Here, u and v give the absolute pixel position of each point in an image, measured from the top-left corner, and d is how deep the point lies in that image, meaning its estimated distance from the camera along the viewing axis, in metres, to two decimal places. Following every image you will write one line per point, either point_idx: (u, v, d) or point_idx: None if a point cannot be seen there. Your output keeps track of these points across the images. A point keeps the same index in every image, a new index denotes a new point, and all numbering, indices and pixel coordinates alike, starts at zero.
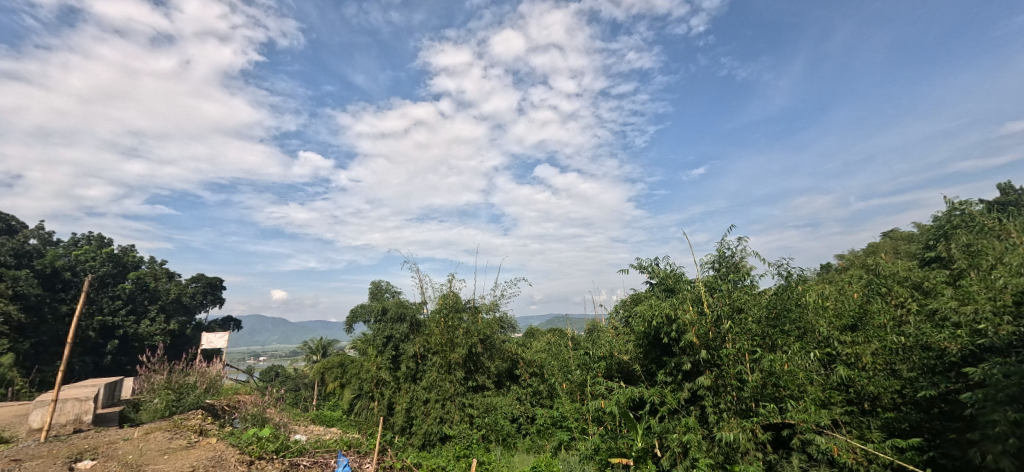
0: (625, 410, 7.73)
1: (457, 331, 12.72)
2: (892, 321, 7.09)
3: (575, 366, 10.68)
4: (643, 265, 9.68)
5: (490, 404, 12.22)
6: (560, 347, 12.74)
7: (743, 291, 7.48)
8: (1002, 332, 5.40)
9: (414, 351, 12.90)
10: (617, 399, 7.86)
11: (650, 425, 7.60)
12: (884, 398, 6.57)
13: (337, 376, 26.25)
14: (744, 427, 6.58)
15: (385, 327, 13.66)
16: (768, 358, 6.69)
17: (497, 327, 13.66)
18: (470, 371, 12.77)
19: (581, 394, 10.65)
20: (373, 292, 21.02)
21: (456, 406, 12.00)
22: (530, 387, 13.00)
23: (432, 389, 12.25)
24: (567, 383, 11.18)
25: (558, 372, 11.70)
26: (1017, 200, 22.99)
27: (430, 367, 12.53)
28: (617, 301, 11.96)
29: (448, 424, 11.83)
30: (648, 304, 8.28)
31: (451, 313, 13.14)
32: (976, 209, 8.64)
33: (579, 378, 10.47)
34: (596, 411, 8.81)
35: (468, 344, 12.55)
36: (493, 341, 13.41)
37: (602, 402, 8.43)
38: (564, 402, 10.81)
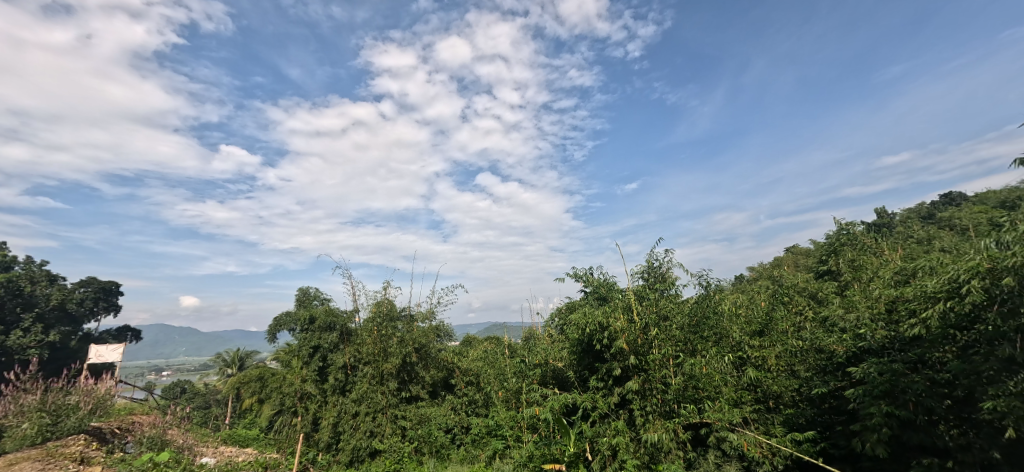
0: (558, 416, 7.99)
1: (391, 340, 12.47)
2: (792, 327, 8.17)
3: (512, 374, 10.82)
4: (578, 274, 10.09)
5: (424, 415, 12.01)
6: (496, 354, 12.88)
7: (669, 300, 8.07)
8: (877, 335, 6.23)
9: (344, 361, 12.51)
10: (552, 405, 8.10)
11: (582, 431, 7.84)
12: (786, 396, 7.44)
13: (256, 391, 24.51)
14: (667, 427, 7.05)
15: (312, 336, 13.26)
16: (689, 362, 7.26)
17: (433, 335, 13.51)
18: (403, 382, 12.53)
19: (516, 402, 10.79)
20: (300, 299, 19.95)
21: (388, 419, 11.72)
22: (465, 396, 12.85)
23: (362, 401, 11.87)
24: (502, 391, 11.32)
25: (494, 380, 11.84)
26: (891, 222, 26.61)
27: (360, 379, 12.15)
28: (552, 310, 12.33)
29: (378, 438, 11.51)
30: (581, 312, 8.60)
31: (385, 322, 12.82)
32: (858, 230, 9.95)
33: (514, 385, 10.63)
34: (530, 418, 9.01)
35: (402, 353, 12.32)
36: (428, 350, 13.20)
37: (537, 409, 8.66)
38: (500, 410, 10.89)
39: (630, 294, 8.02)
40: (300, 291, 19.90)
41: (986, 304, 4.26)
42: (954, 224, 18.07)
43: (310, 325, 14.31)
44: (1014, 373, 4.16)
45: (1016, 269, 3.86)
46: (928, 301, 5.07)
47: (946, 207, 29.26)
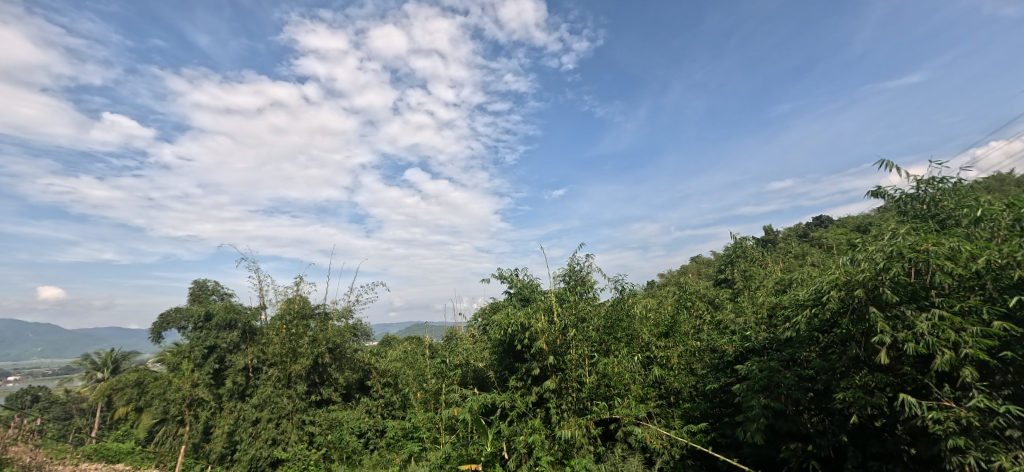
0: (477, 416, 8.08)
1: (301, 340, 11.78)
2: (692, 329, 9.18)
3: (431, 375, 10.70)
4: (503, 275, 10.34)
5: (335, 419, 11.52)
6: (416, 355, 12.73)
7: (587, 302, 8.59)
8: (760, 337, 7.13)
9: (245, 364, 11.74)
10: (470, 406, 8.15)
11: (500, 430, 7.97)
12: (684, 391, 8.29)
13: (133, 398, 21.77)
14: (580, 424, 7.46)
15: (207, 336, 12.36)
16: (603, 362, 7.78)
17: (349, 334, 13.06)
18: (313, 385, 11.97)
19: (434, 402, 10.70)
20: (194, 293, 18.13)
21: (294, 425, 11.09)
22: (382, 399, 12.51)
23: (264, 407, 11.00)
24: (421, 392, 11.19)
25: (413, 381, 11.68)
26: (774, 239, 30.23)
27: (264, 382, 11.36)
28: (476, 311, 12.45)
29: (282, 446, 10.82)
30: (504, 313, 8.80)
31: (295, 320, 12.06)
32: (750, 244, 11.26)
33: (433, 386, 10.54)
34: (449, 419, 8.99)
35: (313, 354, 11.70)
36: (343, 350, 12.73)
37: (456, 409, 8.69)
38: (417, 411, 10.74)
39: (551, 296, 8.36)
40: (194, 285, 17.98)
41: (842, 311, 5.02)
42: (824, 242, 21.01)
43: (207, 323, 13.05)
44: (860, 369, 4.96)
45: (864, 282, 4.59)
46: (799, 308, 5.90)
47: (818, 229, 33.85)
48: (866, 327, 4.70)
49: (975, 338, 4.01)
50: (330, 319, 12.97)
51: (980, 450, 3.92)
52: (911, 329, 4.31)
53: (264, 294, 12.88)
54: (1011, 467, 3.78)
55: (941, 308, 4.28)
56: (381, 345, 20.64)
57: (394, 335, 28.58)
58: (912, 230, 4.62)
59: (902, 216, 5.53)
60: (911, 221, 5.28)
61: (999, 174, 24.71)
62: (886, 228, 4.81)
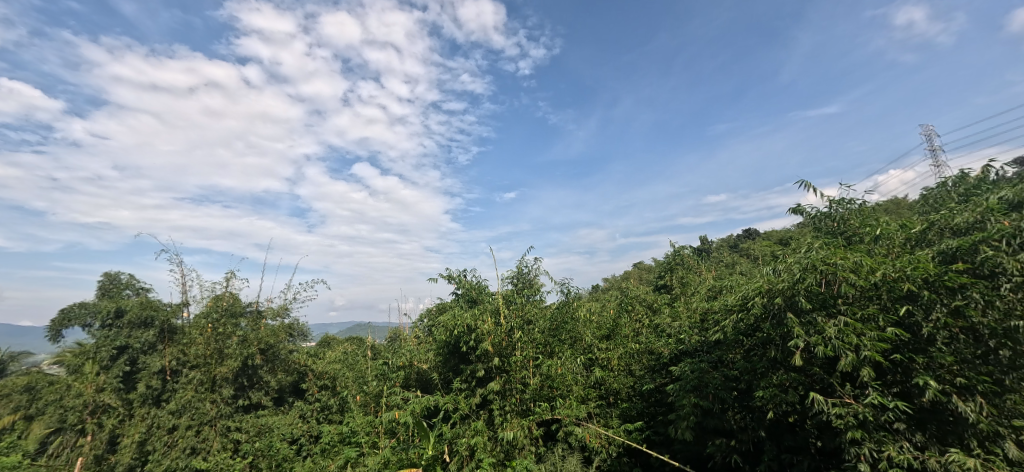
0: (419, 419, 7.97)
1: (229, 340, 11.17)
2: (632, 332, 9.66)
3: (372, 378, 10.35)
4: (451, 276, 10.32)
5: (264, 425, 10.84)
6: (357, 357, 12.46)
7: (533, 304, 8.77)
8: (693, 339, 7.60)
9: (161, 365, 10.69)
10: (413, 409, 8.02)
11: (442, 432, 7.91)
12: (623, 392, 8.67)
13: (21, 405, 19.33)
14: (522, 425, 7.57)
15: (116, 334, 11.20)
16: (546, 363, 7.99)
17: (284, 335, 12.66)
18: (241, 388, 11.34)
19: (374, 405, 10.43)
20: (103, 288, 16.45)
21: (216, 432, 10.34)
22: (318, 402, 12.04)
23: (182, 413, 10.14)
24: (361, 395, 10.86)
25: (353, 384, 11.33)
26: (707, 248, 32.29)
27: (182, 386, 10.47)
28: (422, 311, 12.31)
29: (202, 456, 10.00)
30: (451, 314, 8.78)
31: (223, 319, 11.46)
32: (687, 252, 11.97)
33: (374, 389, 10.20)
34: (389, 422, 8.80)
35: (243, 355, 11.11)
36: (277, 351, 12.25)
37: (397, 412, 8.53)
38: (356, 415, 10.38)
39: (498, 297, 8.45)
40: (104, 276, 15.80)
41: (764, 316, 5.48)
42: (751, 253, 22.69)
43: (119, 319, 11.46)
44: (777, 369, 5.45)
45: (783, 291, 5.06)
46: (728, 313, 6.39)
47: (748, 240, 36.47)
48: (784, 331, 5.17)
49: (873, 342, 4.50)
50: (263, 318, 12.43)
51: (873, 441, 4.42)
52: (820, 334, 4.76)
53: (188, 290, 12.03)
54: (898, 456, 4.29)
55: (846, 314, 4.78)
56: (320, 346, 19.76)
57: (332, 336, 27.39)
58: (825, 245, 5.15)
59: (818, 231, 6.15)
60: (825, 237, 5.87)
61: (898, 199, 27.92)
62: (803, 243, 5.34)
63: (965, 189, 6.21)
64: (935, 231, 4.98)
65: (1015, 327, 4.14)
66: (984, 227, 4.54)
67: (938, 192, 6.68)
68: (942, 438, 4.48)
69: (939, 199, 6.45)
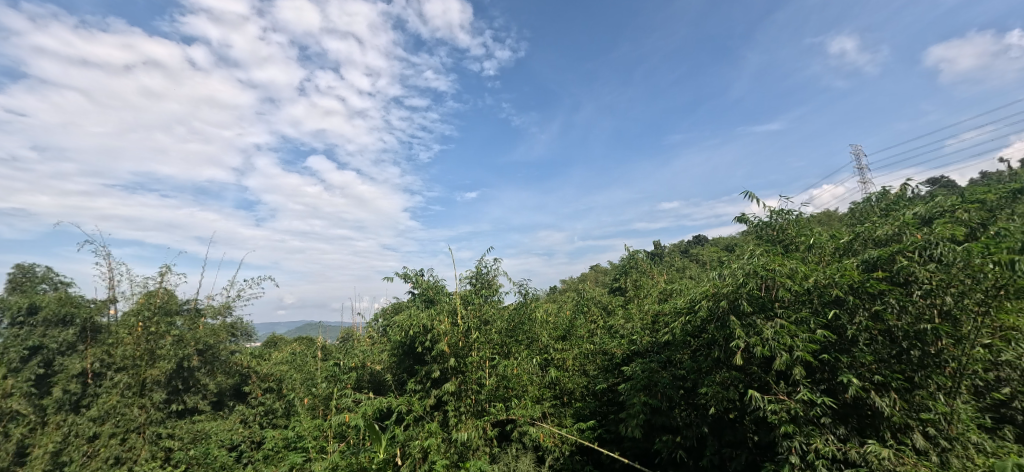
0: (371, 422, 7.81)
1: (162, 340, 10.36)
2: (587, 333, 9.95)
3: (322, 380, 9.97)
4: (408, 275, 10.20)
5: (200, 432, 10.28)
6: (306, 358, 12.15)
7: (491, 305, 8.82)
8: (644, 340, 7.91)
9: (83, 368, 9.82)
10: (364, 411, 7.79)
11: (395, 435, 7.67)
12: (577, 391, 8.90)
13: None
14: (477, 426, 7.60)
15: (29, 334, 10.21)
16: (502, 364, 8.08)
17: (225, 334, 12.09)
18: (173, 392, 10.62)
19: (323, 408, 10.06)
20: (15, 281, 14.91)
21: (145, 440, 9.55)
22: (261, 406, 11.73)
23: (105, 420, 9.32)
24: (309, 398, 10.49)
25: (301, 386, 10.94)
26: (660, 253, 33.61)
27: (106, 390, 9.62)
28: (377, 311, 12.10)
29: (128, 466, 9.15)
30: (407, 315, 8.66)
31: (157, 317, 10.55)
32: (641, 256, 12.44)
33: (324, 391, 9.80)
34: (338, 426, 8.55)
35: (178, 356, 10.45)
36: (216, 352, 11.60)
37: (347, 415, 8.27)
38: (302, 420, 9.92)
39: (456, 298, 8.43)
40: (15, 270, 14.11)
41: (710, 319, 5.81)
42: (700, 258, 23.82)
43: (33, 317, 10.36)
44: (720, 368, 5.78)
45: (727, 294, 5.38)
46: (677, 315, 6.72)
47: (698, 246, 38.26)
48: (727, 333, 5.49)
49: (805, 343, 4.86)
50: (202, 316, 11.78)
51: (803, 436, 4.77)
52: (759, 335, 5.09)
53: (117, 286, 11.17)
54: (824, 448, 4.66)
55: (782, 317, 5.14)
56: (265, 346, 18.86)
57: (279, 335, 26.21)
58: (765, 252, 5.53)
59: (759, 240, 6.58)
60: (765, 245, 6.30)
61: (830, 212, 30.20)
62: (746, 250, 5.70)
63: (886, 204, 6.86)
64: (859, 241, 5.47)
65: (924, 330, 4.61)
66: (901, 239, 5.03)
67: (863, 207, 7.33)
68: (862, 430, 4.91)
69: (864, 213, 7.08)
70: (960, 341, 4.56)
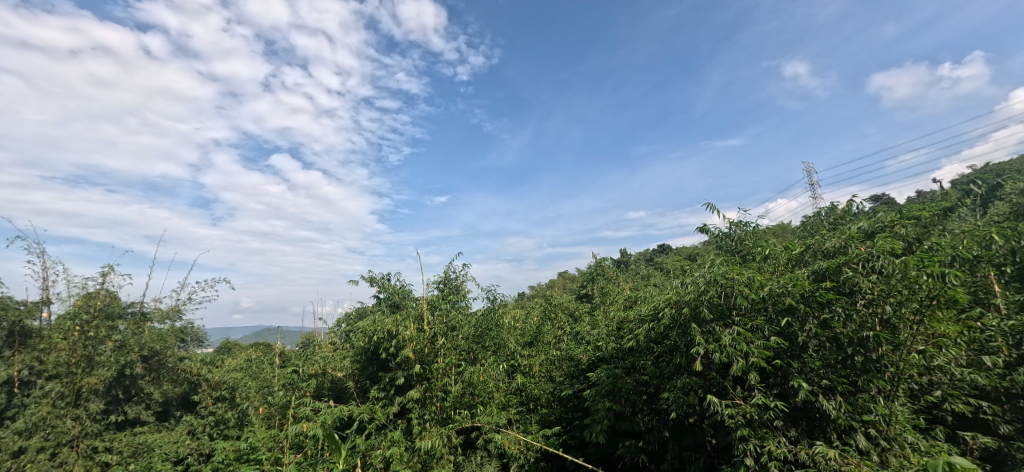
0: (330, 431, 7.60)
1: (102, 346, 9.74)
2: (554, 339, 10.08)
3: (279, 388, 9.55)
4: (374, 279, 10.05)
5: (142, 444, 9.69)
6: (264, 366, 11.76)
7: (458, 311, 8.77)
8: (610, 346, 8.06)
9: (9, 376, 9.22)
10: (323, 421, 7.56)
11: (356, 445, 7.42)
12: (542, 397, 8.99)
13: None
14: (441, 434, 7.52)
15: None
16: (468, 370, 8.07)
17: (174, 339, 11.50)
18: (113, 402, 10.05)
19: (280, 418, 9.65)
20: None
21: (79, 454, 9.00)
22: (212, 416, 10.79)
23: (33, 433, 8.65)
24: (264, 407, 10.06)
25: (256, 396, 10.55)
26: (626, 261, 34.36)
27: (35, 400, 8.95)
28: (340, 316, 11.83)
29: None
30: (371, 320, 8.53)
31: (99, 321, 9.91)
32: (608, 264, 12.70)
33: (281, 400, 9.41)
34: (295, 436, 8.25)
35: (120, 364, 9.86)
36: (163, 359, 11.05)
37: (305, 425, 7.97)
38: (255, 431, 9.38)
39: (422, 303, 8.33)
40: None
41: (672, 326, 6.00)
42: (664, 266, 24.51)
43: None
44: (681, 374, 5.97)
45: (689, 302, 5.58)
46: (641, 322, 6.90)
47: (663, 255, 39.29)
48: (688, 339, 5.69)
49: (759, 349, 5.11)
50: (149, 320, 11.17)
51: (757, 438, 4.99)
52: (718, 342, 5.29)
53: (51, 287, 10.41)
54: (776, 450, 4.88)
55: (739, 324, 5.37)
56: (218, 352, 17.95)
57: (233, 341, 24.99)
58: (724, 261, 5.77)
59: (719, 251, 6.86)
60: (725, 255, 6.58)
61: (784, 224, 31.68)
62: (706, 259, 5.93)
63: (835, 219, 7.29)
64: (810, 253, 5.79)
65: (866, 337, 4.91)
66: (846, 252, 5.37)
67: (814, 221, 7.77)
68: (810, 432, 5.18)
69: (814, 226, 7.52)
70: (897, 348, 4.85)
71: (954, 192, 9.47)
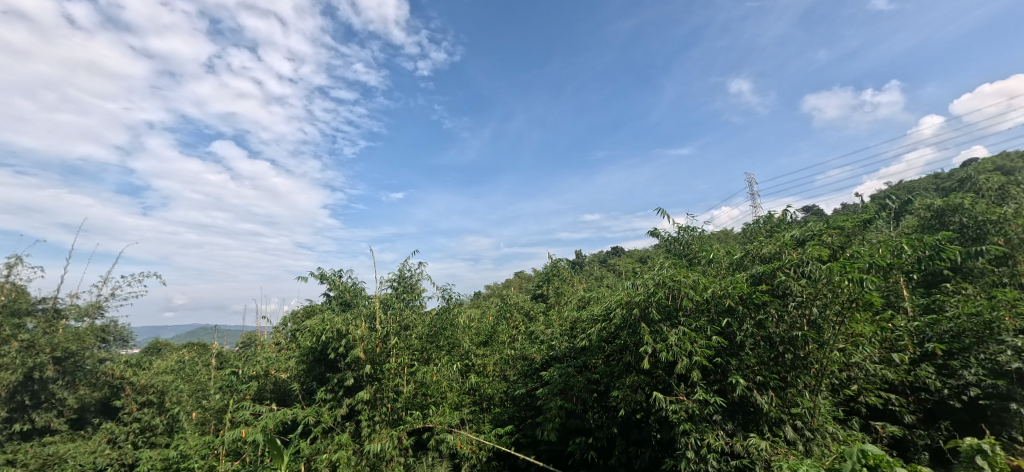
0: (271, 437, 7.33)
1: (5, 347, 9.01)
2: (508, 338, 10.20)
3: (215, 391, 9.06)
4: (324, 276, 9.73)
5: (51, 456, 8.86)
6: (199, 369, 11.12)
7: (412, 310, 8.68)
8: (563, 346, 8.26)
9: None
10: (264, 425, 7.28)
11: (299, 450, 7.25)
12: (496, 397, 9.09)
13: None
14: (392, 435, 7.41)
15: None
16: (421, 370, 8.01)
17: (94, 339, 10.61)
18: (17, 409, 9.37)
19: (215, 425, 9.00)
20: None
21: None
22: (137, 423, 9.99)
23: None
24: (197, 412, 9.44)
25: (189, 400, 9.93)
26: (581, 263, 35.13)
27: None
28: (286, 315, 11.40)
29: None
30: (319, 319, 8.26)
31: (4, 318, 9.27)
32: (563, 265, 12.99)
33: (217, 404, 8.93)
34: (232, 442, 7.82)
35: (27, 366, 9.10)
36: (81, 361, 10.20)
37: (244, 430, 7.61)
38: (188, 438, 8.69)
39: (375, 302, 8.15)
40: None
41: (623, 325, 6.24)
42: (616, 268, 25.28)
43: None
44: (630, 372, 6.22)
45: (639, 303, 5.84)
46: (593, 322, 7.13)
47: (616, 257, 40.45)
48: (637, 339, 5.94)
49: (701, 349, 5.42)
50: (63, 319, 10.24)
51: (697, 432, 5.29)
52: (665, 342, 5.56)
53: None
54: (713, 443, 5.21)
55: (684, 324, 5.67)
56: (145, 353, 16.64)
57: (163, 341, 23.25)
58: (672, 265, 6.07)
59: (668, 254, 7.22)
60: (672, 258, 6.94)
61: (727, 229, 33.55)
62: (656, 262, 6.22)
63: (770, 227, 7.86)
64: (749, 258, 6.21)
65: (796, 336, 5.35)
66: (780, 258, 5.81)
67: (752, 228, 8.34)
68: (745, 425, 5.55)
69: (753, 233, 8.06)
70: (821, 346, 5.31)
71: (873, 206, 10.47)
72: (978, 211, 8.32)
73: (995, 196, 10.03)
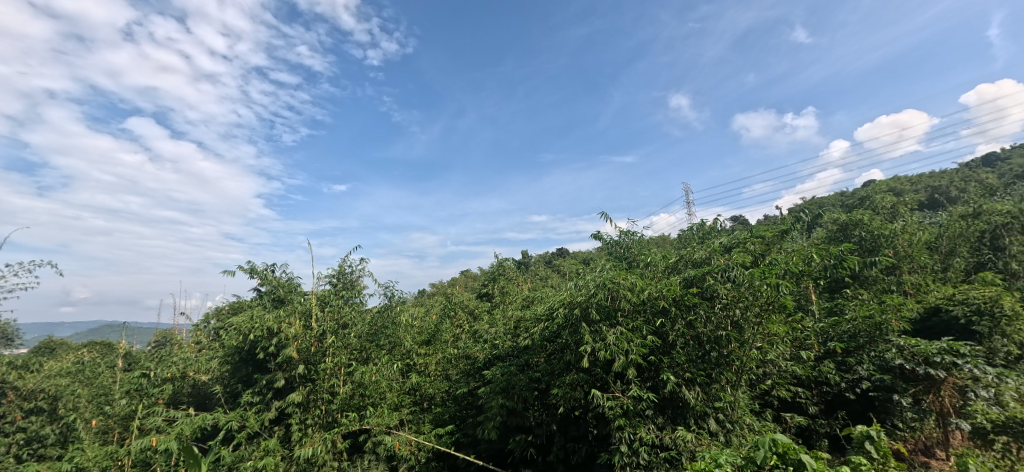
0: (187, 445, 6.81)
1: None
2: (451, 338, 10.16)
3: (120, 395, 8.25)
4: (255, 270, 9.22)
5: None
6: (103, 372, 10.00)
7: (351, 307, 8.44)
8: (506, 345, 8.36)
9: None
10: (180, 432, 6.80)
11: (220, 457, 6.81)
12: (437, 396, 9.02)
13: None
14: (325, 439, 7.16)
15: None
16: (359, 370, 7.79)
17: None
18: None
19: (122, 433, 8.25)
20: None
21: None
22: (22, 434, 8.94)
23: None
24: (99, 419, 8.58)
25: (88, 406, 8.99)
26: (527, 263, 35.65)
27: None
28: (209, 312, 10.65)
29: None
30: (249, 316, 7.80)
31: None
32: (509, 265, 13.15)
33: (122, 410, 8.15)
34: (139, 452, 7.16)
35: None
36: None
37: (155, 438, 7.01)
38: (86, 448, 7.90)
39: (312, 299, 7.86)
40: None
41: (564, 325, 6.44)
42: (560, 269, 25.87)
43: None
44: (570, 370, 6.43)
45: (580, 303, 6.07)
46: (537, 322, 7.29)
47: (560, 259, 41.42)
48: (577, 338, 6.14)
49: (636, 348, 5.73)
50: None
51: (630, 428, 5.58)
52: (602, 341, 5.81)
53: None
54: (644, 437, 5.51)
55: (621, 325, 5.96)
56: (35, 354, 14.79)
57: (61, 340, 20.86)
58: (612, 267, 6.36)
59: (608, 257, 7.54)
60: (613, 261, 7.25)
61: (664, 234, 35.40)
62: (597, 265, 6.49)
63: (701, 234, 8.45)
64: (681, 263, 6.64)
65: (720, 335, 5.79)
66: (709, 263, 6.27)
67: (685, 235, 8.91)
68: (673, 419, 5.92)
69: (686, 239, 8.62)
70: (742, 345, 5.78)
71: (791, 218, 11.53)
72: (874, 226, 9.45)
73: (887, 214, 11.42)
